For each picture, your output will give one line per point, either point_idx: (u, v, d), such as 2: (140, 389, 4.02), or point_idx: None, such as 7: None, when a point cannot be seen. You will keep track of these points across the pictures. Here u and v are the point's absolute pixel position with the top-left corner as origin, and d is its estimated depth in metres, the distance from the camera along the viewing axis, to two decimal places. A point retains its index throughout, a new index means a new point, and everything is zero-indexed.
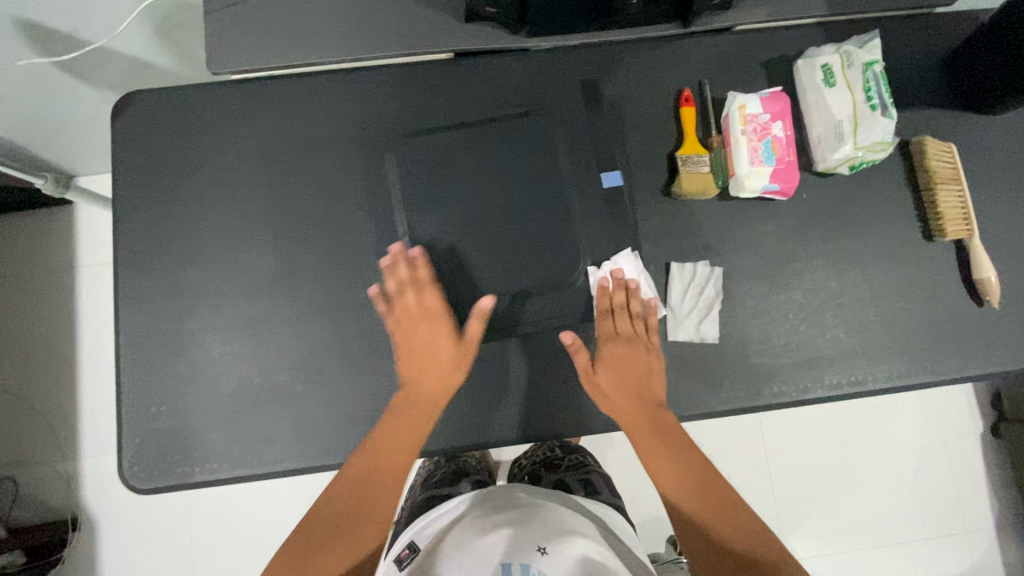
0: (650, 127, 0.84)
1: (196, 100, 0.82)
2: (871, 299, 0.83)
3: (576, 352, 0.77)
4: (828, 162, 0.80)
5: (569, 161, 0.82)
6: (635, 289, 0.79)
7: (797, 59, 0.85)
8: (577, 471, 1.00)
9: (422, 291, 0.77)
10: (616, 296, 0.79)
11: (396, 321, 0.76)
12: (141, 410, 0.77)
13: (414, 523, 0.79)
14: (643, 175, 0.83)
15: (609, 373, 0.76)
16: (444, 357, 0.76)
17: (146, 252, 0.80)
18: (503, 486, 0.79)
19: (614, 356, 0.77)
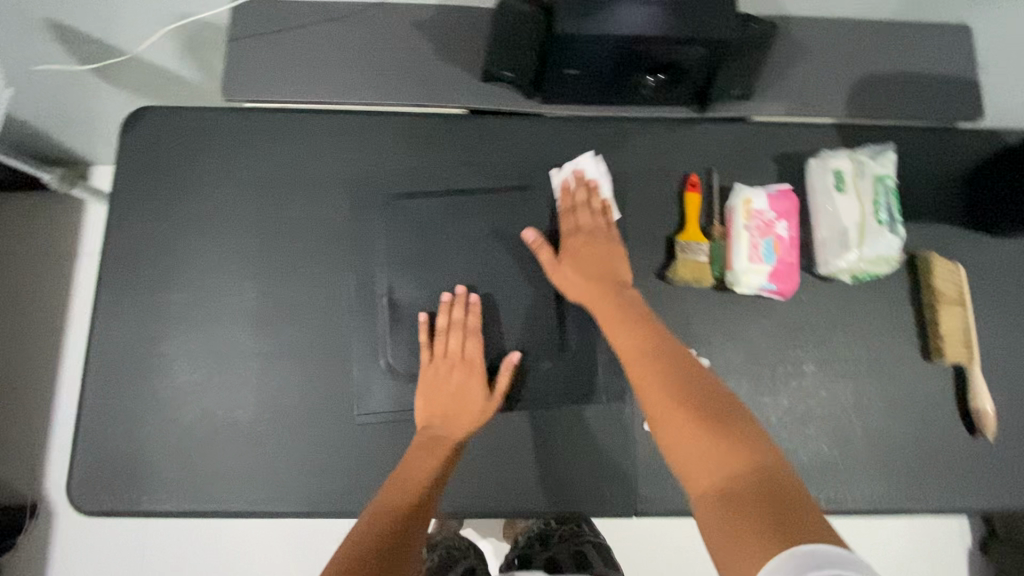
0: (653, 208, 0.83)
1: (206, 123, 0.83)
2: (860, 415, 0.80)
3: (539, 249, 0.77)
4: (829, 268, 0.79)
5: None
6: (596, 188, 0.81)
7: (810, 158, 0.84)
8: (572, 542, 1.00)
9: (463, 338, 0.75)
10: (578, 195, 0.80)
11: (429, 365, 0.75)
12: (97, 428, 0.75)
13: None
14: (641, 255, 0.82)
15: (573, 257, 0.76)
16: (469, 410, 0.74)
17: (131, 267, 0.79)
18: None
19: (577, 249, 0.77)
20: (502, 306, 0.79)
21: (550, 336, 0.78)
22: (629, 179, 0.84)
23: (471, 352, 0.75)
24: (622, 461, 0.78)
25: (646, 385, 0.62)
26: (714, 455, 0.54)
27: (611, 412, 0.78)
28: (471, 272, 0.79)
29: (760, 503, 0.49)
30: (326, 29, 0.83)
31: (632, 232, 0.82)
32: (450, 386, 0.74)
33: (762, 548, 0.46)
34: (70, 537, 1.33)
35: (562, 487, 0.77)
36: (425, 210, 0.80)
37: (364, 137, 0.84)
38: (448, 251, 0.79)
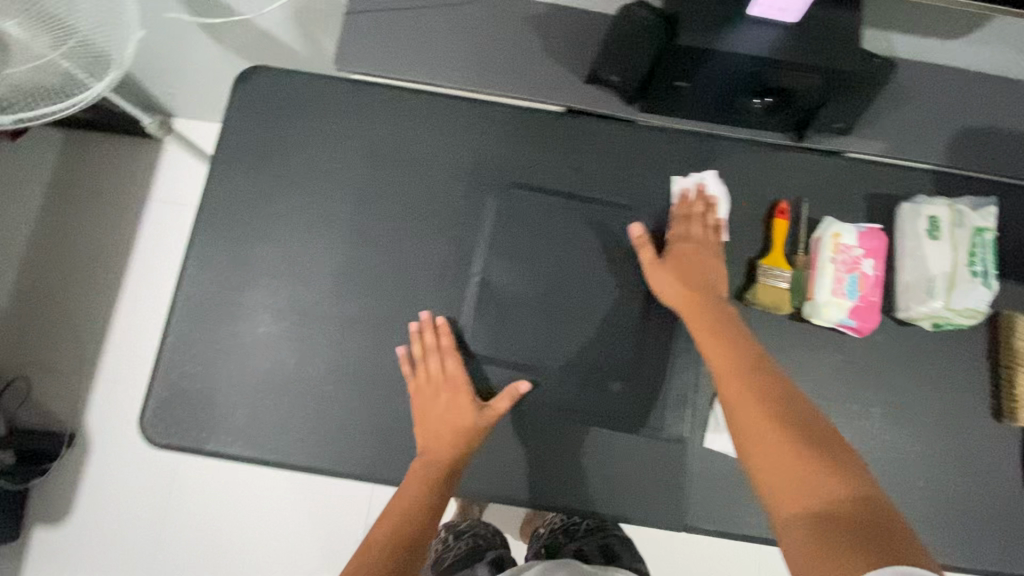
0: (737, 229, 0.83)
1: (315, 90, 0.86)
2: (922, 465, 0.79)
3: (642, 245, 0.79)
4: (911, 312, 0.78)
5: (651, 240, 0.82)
6: (714, 206, 0.82)
7: (904, 202, 0.83)
8: (596, 535, 1.04)
9: (444, 360, 0.75)
10: (695, 206, 0.81)
11: (416, 389, 0.75)
12: (176, 364, 0.78)
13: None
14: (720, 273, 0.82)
15: (675, 264, 0.78)
16: (461, 429, 0.74)
17: (227, 216, 0.82)
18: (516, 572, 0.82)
19: (683, 253, 0.78)
20: (579, 304, 0.79)
21: (621, 341, 0.79)
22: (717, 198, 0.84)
23: (454, 375, 0.76)
24: (676, 475, 0.78)
25: (745, 399, 0.63)
26: (805, 480, 0.56)
27: (672, 424, 0.78)
28: (553, 267, 0.80)
29: (852, 529, 0.51)
30: (441, 15, 0.85)
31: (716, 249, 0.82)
32: (438, 409, 0.74)
33: (856, 567, 0.47)
34: (103, 470, 1.37)
35: (613, 491, 0.77)
36: (515, 201, 0.82)
37: (463, 122, 0.86)
38: (532, 244, 0.81)
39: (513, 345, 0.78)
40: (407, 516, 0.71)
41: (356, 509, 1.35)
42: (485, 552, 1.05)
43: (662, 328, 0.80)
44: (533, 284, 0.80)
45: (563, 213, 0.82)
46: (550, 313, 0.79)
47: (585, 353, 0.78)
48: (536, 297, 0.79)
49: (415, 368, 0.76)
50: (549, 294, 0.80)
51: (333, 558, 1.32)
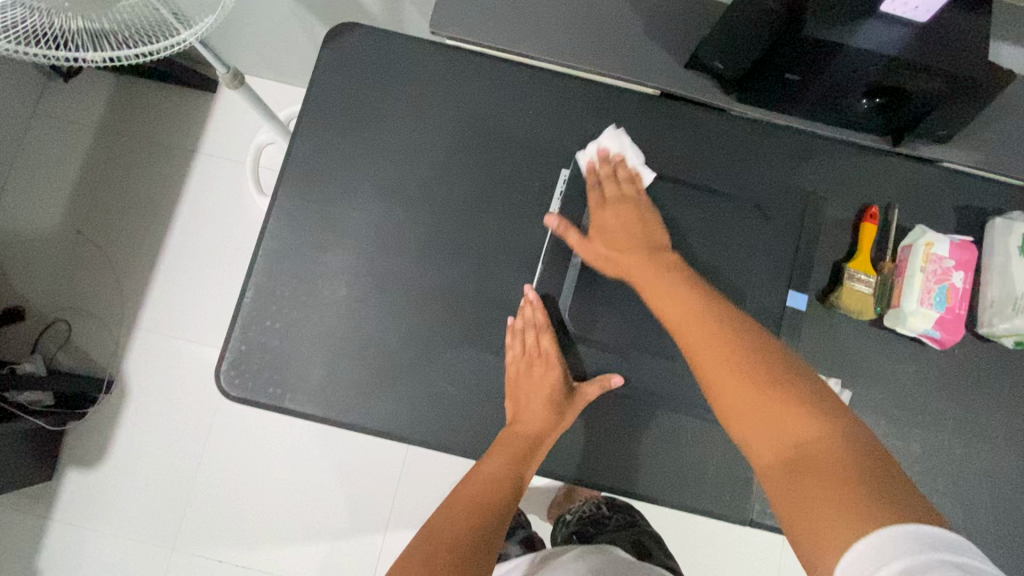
0: (826, 229, 0.82)
1: (408, 54, 0.84)
2: (989, 481, 0.79)
3: (566, 231, 0.77)
4: (993, 328, 0.78)
5: (740, 233, 0.81)
6: (623, 163, 0.80)
7: (995, 216, 0.82)
8: (629, 529, 1.06)
9: (542, 335, 0.76)
10: (603, 172, 0.79)
11: (512, 360, 0.76)
12: (255, 319, 0.77)
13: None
14: (806, 273, 0.81)
15: (602, 236, 0.76)
16: (550, 411, 0.74)
17: (312, 176, 0.81)
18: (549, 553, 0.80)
19: (603, 222, 0.76)
20: None
21: None
22: (815, 196, 0.83)
23: (552, 356, 0.76)
24: (745, 470, 0.78)
25: (704, 354, 0.60)
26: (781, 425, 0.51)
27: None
28: None
29: (832, 470, 0.47)
30: None
31: (805, 248, 0.81)
32: (532, 388, 0.75)
33: (848, 524, 0.43)
34: (140, 418, 1.38)
35: (682, 481, 0.77)
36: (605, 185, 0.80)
37: (555, 99, 0.84)
38: None
39: (591, 325, 0.78)
40: (492, 485, 0.70)
41: (388, 478, 1.36)
42: (515, 531, 1.06)
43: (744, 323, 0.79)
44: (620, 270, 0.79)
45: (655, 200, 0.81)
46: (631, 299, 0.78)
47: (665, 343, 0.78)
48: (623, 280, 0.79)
49: (513, 339, 0.76)
50: None
51: (364, 524, 1.33)
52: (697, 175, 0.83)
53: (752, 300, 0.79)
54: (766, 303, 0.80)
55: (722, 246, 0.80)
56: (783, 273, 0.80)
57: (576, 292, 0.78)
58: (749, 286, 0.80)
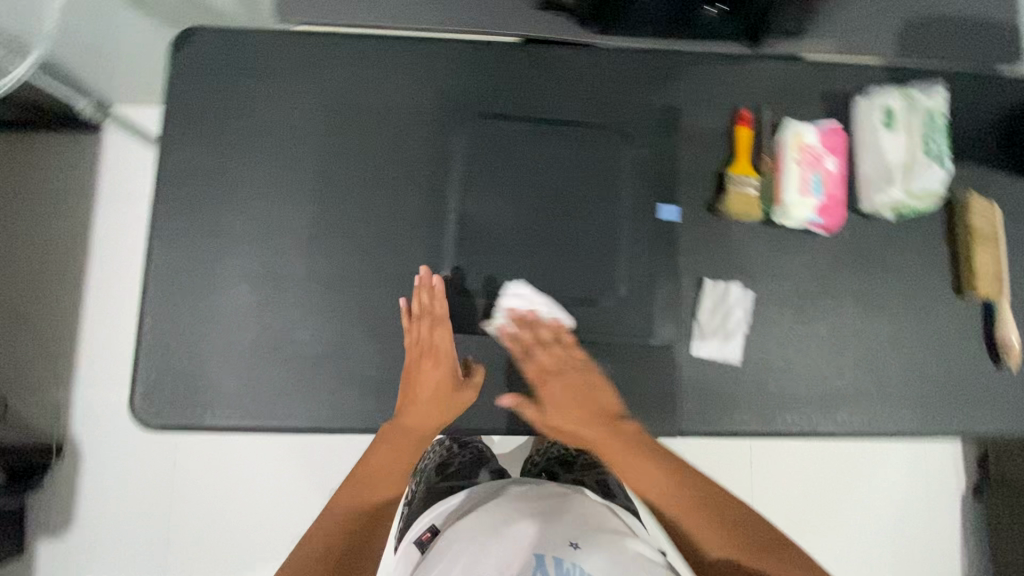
0: (686, 138, 0.84)
1: (257, 44, 0.81)
2: (893, 347, 0.84)
3: (521, 407, 0.75)
4: (873, 203, 0.81)
5: (628, 164, 0.82)
6: (537, 319, 0.78)
7: (859, 96, 0.85)
8: (594, 469, 1.08)
9: (435, 327, 0.75)
10: (530, 334, 0.77)
11: (410, 346, 0.75)
12: (158, 346, 0.76)
13: (433, 509, 0.83)
14: (675, 184, 0.83)
15: (556, 411, 0.74)
16: (435, 405, 0.74)
17: (186, 190, 0.78)
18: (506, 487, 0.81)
19: (557, 397, 0.74)
20: (557, 235, 0.80)
21: (600, 268, 0.81)
22: (673, 112, 0.84)
23: (441, 342, 0.75)
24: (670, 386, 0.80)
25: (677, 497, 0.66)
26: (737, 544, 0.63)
27: (661, 338, 0.81)
28: (525, 200, 0.80)
29: None
30: None
31: (671, 162, 0.83)
32: (421, 378, 0.74)
33: None
34: (98, 474, 1.34)
35: None
36: (480, 142, 0.81)
37: (418, 61, 0.82)
38: (505, 178, 0.81)
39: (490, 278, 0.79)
40: (376, 479, 0.70)
41: None
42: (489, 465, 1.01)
43: (642, 247, 0.81)
44: (515, 220, 0.80)
45: (534, 148, 0.81)
46: (526, 247, 0.80)
47: (569, 284, 0.80)
48: (502, 227, 0.80)
49: (411, 324, 0.75)
50: (528, 229, 0.80)
51: None
52: (553, 110, 0.83)
53: (644, 223, 0.82)
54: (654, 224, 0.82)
55: (609, 177, 0.82)
56: (652, 191, 0.83)
57: (459, 250, 0.79)
58: (622, 206, 0.82)
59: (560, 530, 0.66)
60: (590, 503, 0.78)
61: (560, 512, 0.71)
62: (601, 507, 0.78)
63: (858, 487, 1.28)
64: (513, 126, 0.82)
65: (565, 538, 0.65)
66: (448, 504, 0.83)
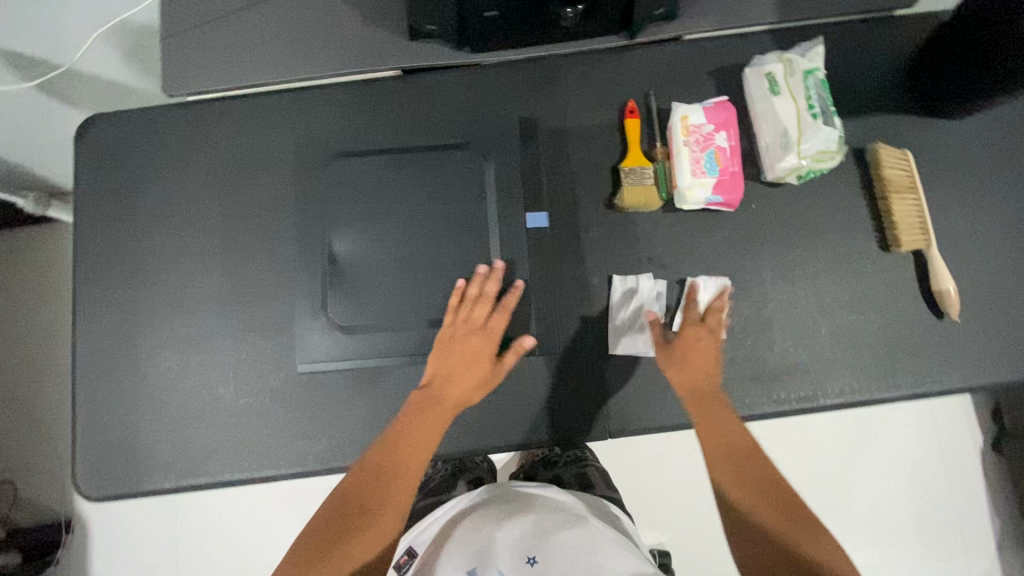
0: (542, 145, 0.84)
1: (154, 121, 0.85)
2: (826, 314, 0.80)
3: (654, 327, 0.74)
4: (775, 172, 0.78)
5: (495, 174, 0.79)
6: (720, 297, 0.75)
7: (745, 68, 0.83)
8: (574, 466, 1.04)
9: (490, 308, 0.74)
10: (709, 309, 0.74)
11: (456, 322, 0.74)
12: (93, 420, 0.79)
13: (412, 530, 0.79)
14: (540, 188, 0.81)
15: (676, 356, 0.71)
16: (473, 379, 0.73)
17: (104, 269, 0.83)
18: (501, 491, 0.77)
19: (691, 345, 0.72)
20: (440, 260, 0.77)
21: None
22: (529, 123, 0.84)
23: (492, 321, 0.74)
24: (592, 386, 0.79)
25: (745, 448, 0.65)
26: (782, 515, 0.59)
27: (577, 340, 0.80)
28: (406, 229, 0.78)
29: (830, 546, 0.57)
30: (258, 15, 0.85)
31: (532, 167, 0.82)
32: (466, 352, 0.73)
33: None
34: (105, 544, 1.38)
35: (536, 420, 0.79)
36: (356, 181, 0.80)
37: (305, 109, 0.85)
38: (379, 209, 0.79)
39: (369, 317, 0.77)
40: (399, 454, 0.67)
41: None
42: (467, 474, 1.01)
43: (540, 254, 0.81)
44: (391, 254, 0.77)
45: (407, 178, 0.80)
46: (410, 278, 0.77)
47: None
48: (367, 260, 0.78)
49: (467, 302, 0.74)
50: (408, 260, 0.77)
51: None
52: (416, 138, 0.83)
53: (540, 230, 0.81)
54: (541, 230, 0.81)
55: (476, 192, 0.79)
56: (514, 198, 0.79)
57: (331, 292, 0.78)
58: (484, 219, 0.78)
59: (518, 543, 0.62)
60: (567, 503, 0.74)
61: (532, 517, 0.68)
62: (581, 507, 0.74)
63: (863, 459, 1.20)
64: (368, 160, 0.81)
65: (521, 554, 0.61)
66: (427, 523, 0.79)
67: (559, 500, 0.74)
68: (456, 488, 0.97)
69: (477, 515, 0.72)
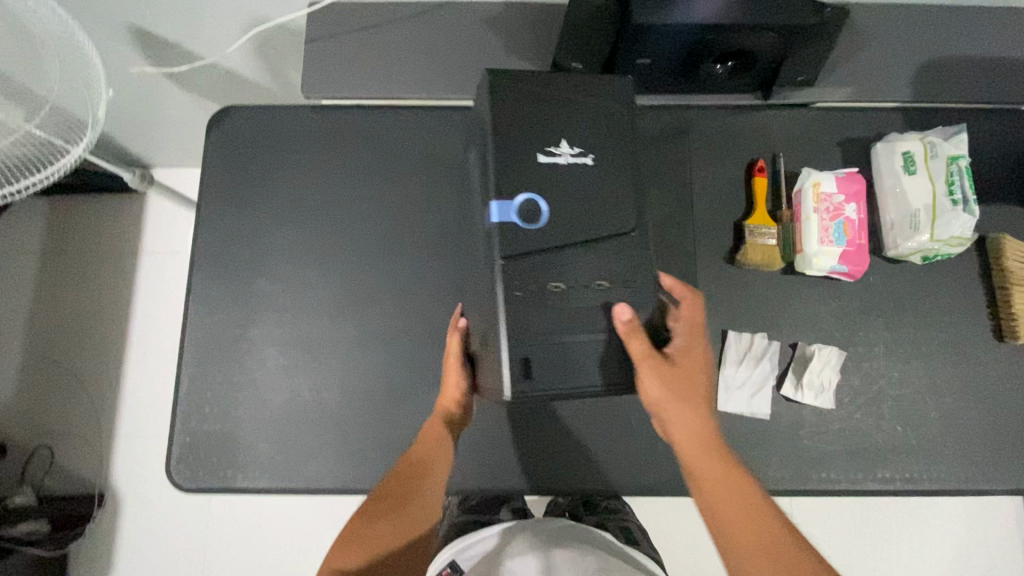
0: (591, 129, 0.66)
1: (288, 121, 0.87)
2: (936, 397, 0.79)
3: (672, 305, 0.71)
4: (900, 250, 0.79)
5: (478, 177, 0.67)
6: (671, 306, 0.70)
7: (877, 142, 0.84)
8: (615, 513, 0.97)
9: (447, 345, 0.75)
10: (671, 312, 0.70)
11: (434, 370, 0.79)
12: (193, 408, 0.79)
13: (454, 544, 0.82)
14: (561, 181, 0.64)
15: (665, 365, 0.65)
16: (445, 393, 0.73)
17: (221, 258, 0.83)
18: (547, 521, 0.81)
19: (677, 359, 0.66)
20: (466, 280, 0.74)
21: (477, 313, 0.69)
22: (494, 96, 0.65)
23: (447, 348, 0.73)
24: None
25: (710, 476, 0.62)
26: (755, 532, 0.59)
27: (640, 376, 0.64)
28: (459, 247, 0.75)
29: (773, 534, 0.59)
30: (403, 28, 0.84)
31: (535, 168, 0.64)
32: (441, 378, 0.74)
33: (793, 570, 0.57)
34: (136, 525, 1.37)
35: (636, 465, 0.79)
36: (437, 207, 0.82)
37: (437, 130, 0.87)
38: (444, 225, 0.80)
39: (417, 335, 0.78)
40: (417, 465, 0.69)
41: None
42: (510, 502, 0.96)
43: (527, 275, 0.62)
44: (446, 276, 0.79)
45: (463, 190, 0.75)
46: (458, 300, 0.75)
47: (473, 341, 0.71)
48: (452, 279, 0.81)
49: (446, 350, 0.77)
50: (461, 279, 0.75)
51: None
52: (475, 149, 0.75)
53: (554, 233, 0.63)
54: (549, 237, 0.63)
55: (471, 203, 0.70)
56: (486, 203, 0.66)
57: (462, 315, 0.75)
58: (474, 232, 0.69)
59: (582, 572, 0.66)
60: (617, 548, 0.78)
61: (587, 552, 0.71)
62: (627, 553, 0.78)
63: (912, 538, 1.18)
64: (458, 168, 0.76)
65: None
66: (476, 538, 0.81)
67: (604, 542, 0.78)
68: (501, 513, 0.93)
69: (525, 536, 0.77)
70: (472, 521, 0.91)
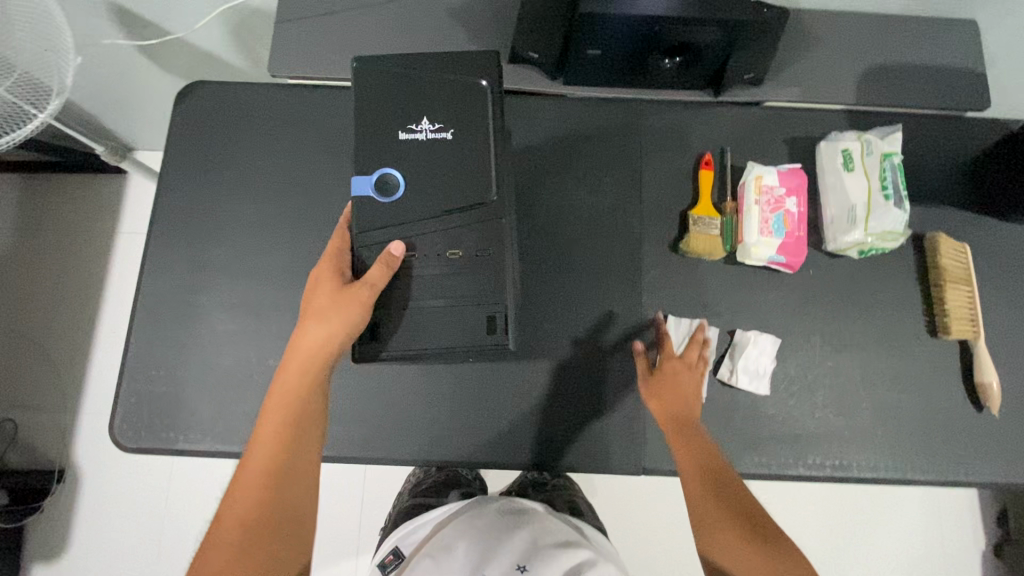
0: (446, 104, 0.68)
1: (253, 98, 0.89)
2: (869, 388, 0.81)
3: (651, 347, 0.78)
4: (838, 244, 0.81)
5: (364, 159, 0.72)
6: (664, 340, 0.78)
7: (820, 141, 0.87)
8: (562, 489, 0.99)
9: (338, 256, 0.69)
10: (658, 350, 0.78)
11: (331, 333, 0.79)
12: (141, 370, 0.80)
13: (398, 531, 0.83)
14: (423, 160, 0.67)
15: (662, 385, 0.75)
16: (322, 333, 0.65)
17: (179, 226, 0.85)
18: (479, 500, 0.82)
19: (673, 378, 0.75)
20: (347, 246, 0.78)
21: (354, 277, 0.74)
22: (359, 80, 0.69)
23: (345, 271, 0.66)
24: (628, 420, 0.80)
25: (704, 498, 0.66)
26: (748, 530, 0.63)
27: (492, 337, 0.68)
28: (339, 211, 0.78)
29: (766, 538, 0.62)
30: (369, 13, 0.87)
31: (395, 148, 0.68)
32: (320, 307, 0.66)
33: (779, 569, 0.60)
34: (94, 501, 1.36)
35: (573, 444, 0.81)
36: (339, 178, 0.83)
37: None
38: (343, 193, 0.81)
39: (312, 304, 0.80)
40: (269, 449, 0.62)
41: None
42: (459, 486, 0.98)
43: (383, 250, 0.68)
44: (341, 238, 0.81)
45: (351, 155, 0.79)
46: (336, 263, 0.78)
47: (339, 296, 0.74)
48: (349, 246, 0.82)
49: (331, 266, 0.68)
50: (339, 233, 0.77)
51: None
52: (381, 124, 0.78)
53: (411, 208, 0.67)
54: (407, 212, 0.67)
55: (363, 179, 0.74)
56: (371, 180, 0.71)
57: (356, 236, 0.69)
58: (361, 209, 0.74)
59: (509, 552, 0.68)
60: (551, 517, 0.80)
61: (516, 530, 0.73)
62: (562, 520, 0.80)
63: (864, 539, 1.19)
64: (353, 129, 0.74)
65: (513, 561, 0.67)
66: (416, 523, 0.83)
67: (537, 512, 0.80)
68: (448, 495, 0.94)
69: (461, 522, 0.76)
70: (419, 504, 0.93)
